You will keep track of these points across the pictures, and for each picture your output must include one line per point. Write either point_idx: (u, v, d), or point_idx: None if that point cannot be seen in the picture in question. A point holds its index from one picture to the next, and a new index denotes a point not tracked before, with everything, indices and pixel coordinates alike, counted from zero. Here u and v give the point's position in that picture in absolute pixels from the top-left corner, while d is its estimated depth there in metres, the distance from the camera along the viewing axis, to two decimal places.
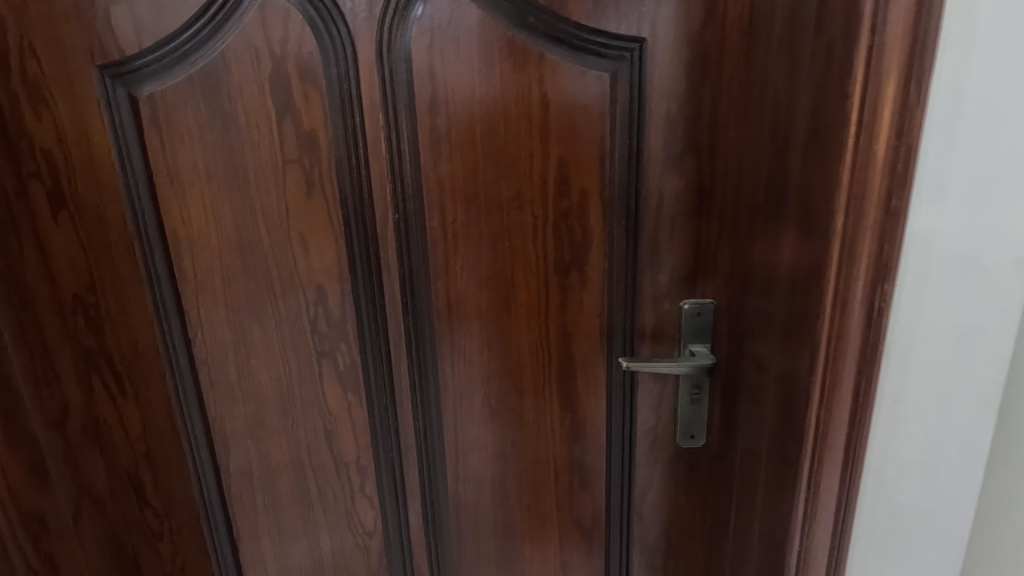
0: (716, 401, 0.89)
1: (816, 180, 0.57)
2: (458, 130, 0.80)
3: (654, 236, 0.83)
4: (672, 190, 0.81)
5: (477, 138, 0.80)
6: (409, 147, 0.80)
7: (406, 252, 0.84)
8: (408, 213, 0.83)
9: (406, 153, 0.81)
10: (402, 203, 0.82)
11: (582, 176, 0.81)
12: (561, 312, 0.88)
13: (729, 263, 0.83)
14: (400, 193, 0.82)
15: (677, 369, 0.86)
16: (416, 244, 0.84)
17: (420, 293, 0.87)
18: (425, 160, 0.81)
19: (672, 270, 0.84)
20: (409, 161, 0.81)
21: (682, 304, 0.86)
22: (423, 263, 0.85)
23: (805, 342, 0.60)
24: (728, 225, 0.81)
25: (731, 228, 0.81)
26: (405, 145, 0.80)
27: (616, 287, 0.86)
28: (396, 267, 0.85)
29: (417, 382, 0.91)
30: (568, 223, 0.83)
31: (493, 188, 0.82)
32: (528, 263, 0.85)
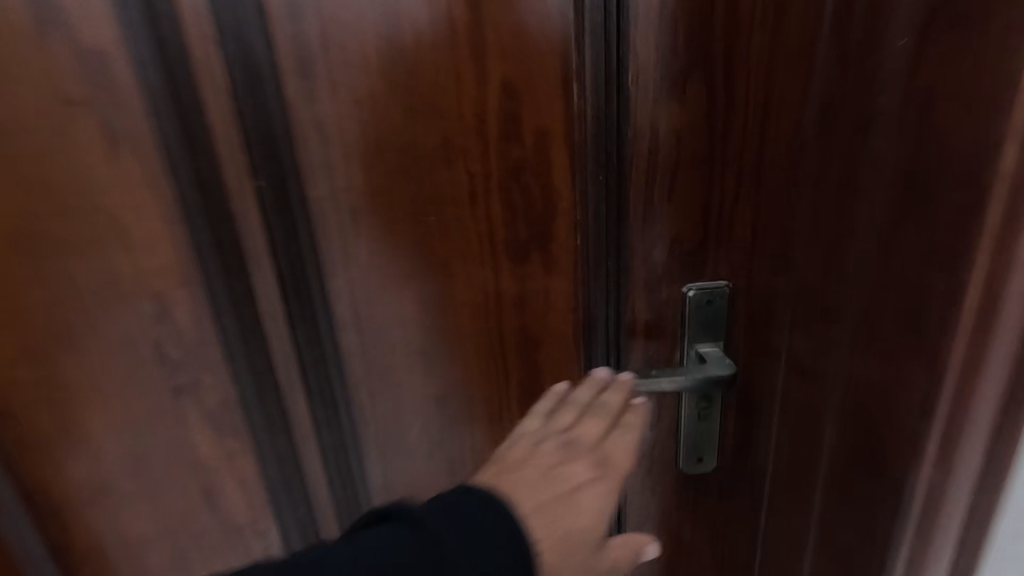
0: (736, 419, 0.66)
1: (958, 105, 0.38)
2: (340, 42, 0.51)
3: (648, 197, 0.57)
4: (669, 128, 0.55)
5: (372, 55, 0.52)
6: (265, 73, 0.51)
7: (284, 237, 0.57)
8: (277, 180, 0.55)
9: (260, 84, 0.51)
10: (266, 164, 0.54)
11: (537, 112, 0.54)
12: (520, 310, 0.62)
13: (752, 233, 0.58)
14: (261, 149, 0.54)
15: (685, 385, 0.62)
16: (299, 224, 0.57)
17: (313, 295, 0.60)
18: (294, 95, 0.52)
19: (671, 244, 0.59)
20: (269, 99, 0.52)
21: (686, 290, 0.61)
22: (311, 253, 0.58)
23: (933, 348, 0.42)
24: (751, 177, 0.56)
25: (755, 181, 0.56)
26: (255, 73, 0.51)
27: (595, 271, 0.61)
28: (271, 260, 0.58)
29: (324, 415, 0.66)
30: (522, 183, 0.57)
31: (406, 137, 0.55)
32: (467, 246, 0.59)
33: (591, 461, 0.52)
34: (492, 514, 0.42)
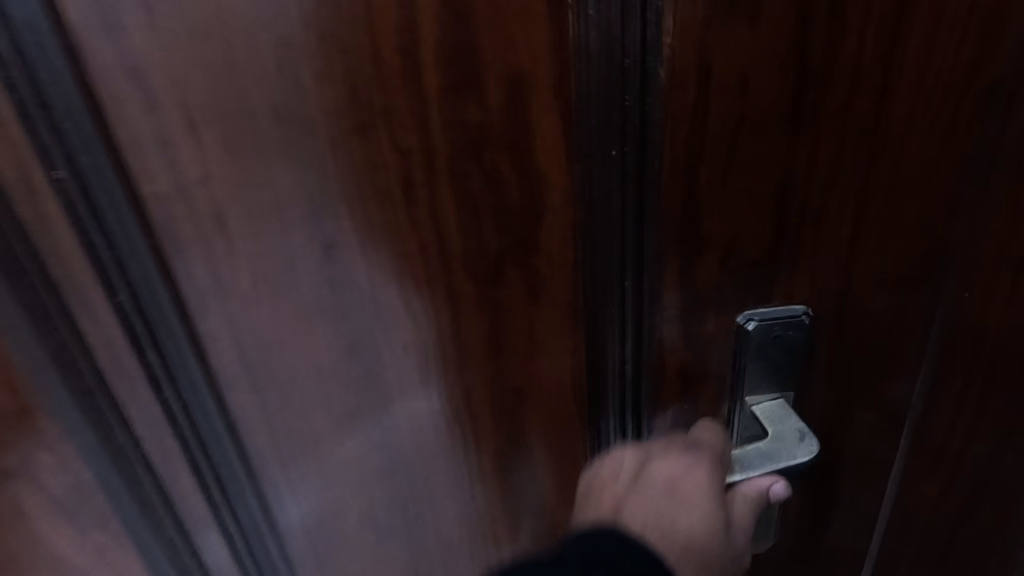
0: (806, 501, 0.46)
1: None
2: None
3: (689, 185, 0.35)
4: (728, 70, 0.32)
5: None
6: None
7: (112, 260, 0.36)
8: (83, 169, 0.33)
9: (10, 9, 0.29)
10: (58, 144, 0.32)
11: (505, 44, 0.32)
12: (494, 354, 0.42)
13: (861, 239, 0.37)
14: (42, 119, 0.32)
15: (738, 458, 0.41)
16: (134, 240, 0.36)
17: (178, 342, 0.40)
18: (75, 26, 0.30)
19: (722, 256, 0.38)
20: (34, 31, 0.30)
21: (742, 323, 0.40)
22: (160, 283, 0.37)
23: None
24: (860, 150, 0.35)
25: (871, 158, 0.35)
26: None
27: (604, 297, 0.40)
28: (102, 294, 0.37)
29: (222, 497, 0.47)
30: (486, 166, 0.35)
31: (287, 93, 0.32)
32: (407, 266, 0.38)
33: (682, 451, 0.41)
34: (627, 547, 0.35)
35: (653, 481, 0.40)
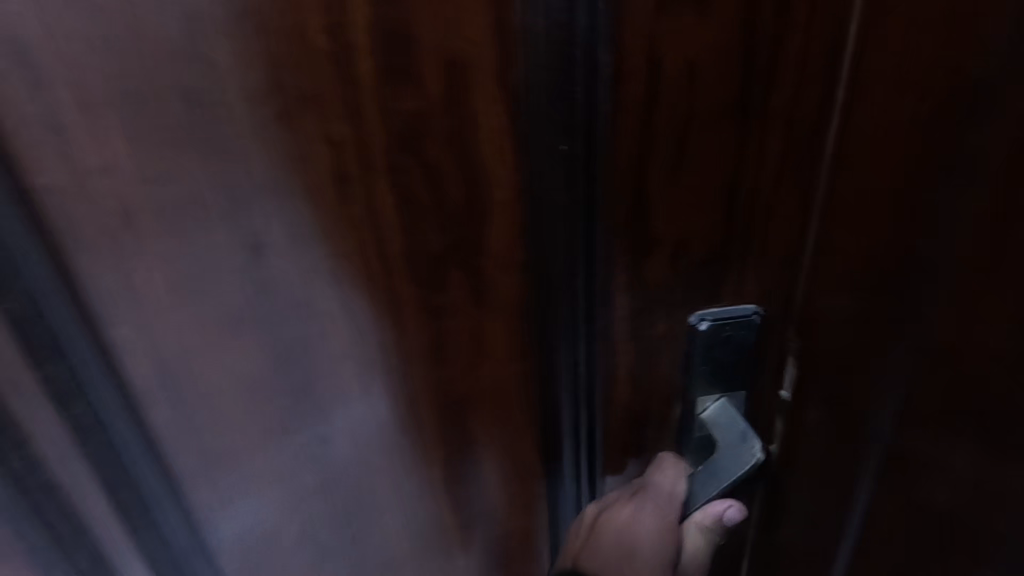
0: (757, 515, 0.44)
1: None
2: None
3: (636, 180, 0.34)
4: (676, 63, 0.31)
5: None
6: None
7: None
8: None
9: None
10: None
11: (443, 27, 0.29)
12: (439, 360, 0.40)
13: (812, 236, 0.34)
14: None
15: (697, 481, 0.42)
16: (23, 241, 0.31)
17: (83, 354, 0.35)
18: None
19: (673, 255, 0.37)
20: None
21: (692, 324, 0.39)
22: (59, 289, 0.33)
23: None
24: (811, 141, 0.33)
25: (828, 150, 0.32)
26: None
27: (554, 297, 0.38)
28: None
29: (142, 523, 0.42)
30: (426, 161, 0.33)
31: (201, 76, 0.29)
32: (342, 266, 0.35)
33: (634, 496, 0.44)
34: None
35: (610, 531, 0.44)
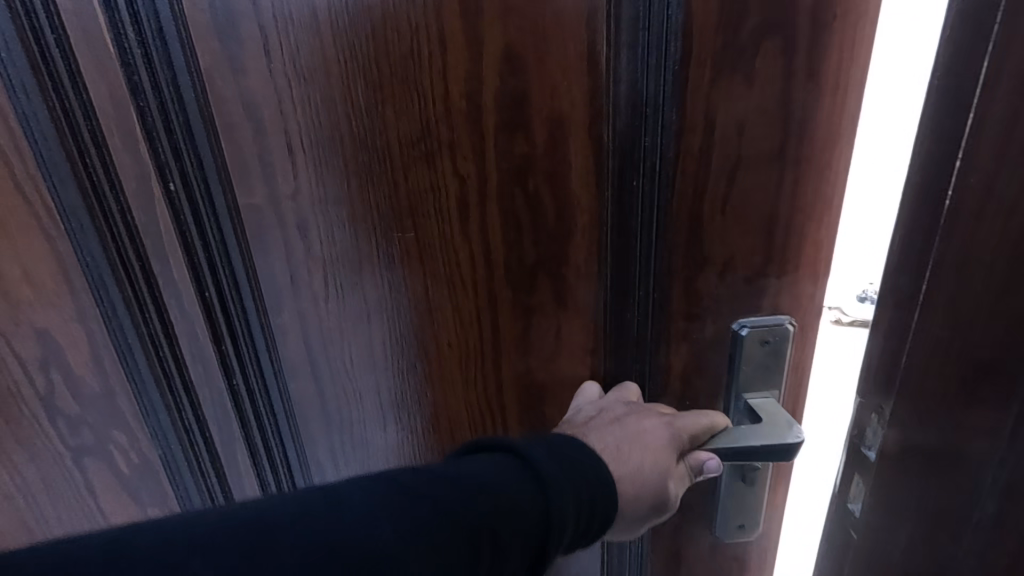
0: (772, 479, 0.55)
1: None
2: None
3: (694, 211, 0.43)
4: (728, 120, 0.40)
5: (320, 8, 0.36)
6: (166, 41, 0.36)
7: (208, 262, 0.43)
8: (194, 180, 0.40)
9: (159, 56, 0.37)
10: (178, 161, 0.39)
11: (551, 93, 0.39)
12: (523, 353, 0.48)
13: (918, 299, 0.33)
14: (170, 140, 0.39)
15: (726, 434, 0.46)
16: (227, 245, 0.42)
17: (253, 336, 0.46)
18: (208, 68, 0.37)
19: (721, 270, 0.45)
20: (175, 68, 0.37)
21: (737, 328, 0.47)
22: (245, 282, 0.44)
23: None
24: (930, 208, 0.32)
25: (944, 219, 0.31)
26: (151, 31, 0.36)
27: (620, 302, 0.47)
28: (193, 290, 0.44)
29: (273, 478, 0.52)
30: (529, 190, 0.42)
31: (372, 127, 0.39)
32: (455, 273, 0.45)
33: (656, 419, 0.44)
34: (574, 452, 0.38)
35: (620, 426, 0.43)
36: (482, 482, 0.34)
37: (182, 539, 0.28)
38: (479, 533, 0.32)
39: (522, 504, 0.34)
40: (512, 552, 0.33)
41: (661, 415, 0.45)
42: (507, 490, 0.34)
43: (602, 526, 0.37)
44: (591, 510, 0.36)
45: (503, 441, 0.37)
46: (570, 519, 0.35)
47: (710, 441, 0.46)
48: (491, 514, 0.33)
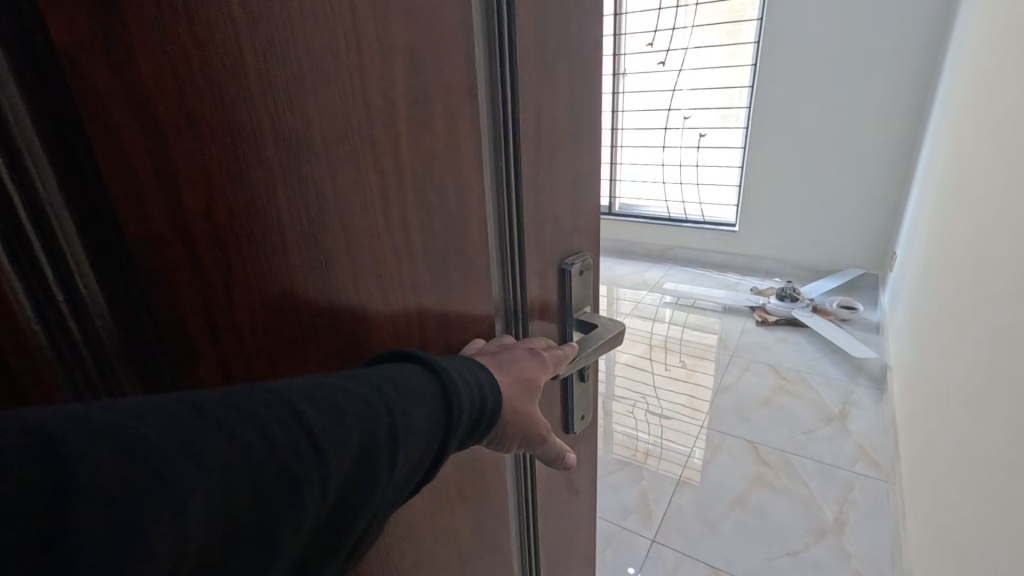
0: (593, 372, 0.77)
1: None
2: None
3: (537, 179, 0.57)
4: (548, 112, 0.55)
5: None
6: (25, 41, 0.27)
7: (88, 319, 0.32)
8: (67, 215, 0.30)
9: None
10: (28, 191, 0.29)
11: (445, 90, 0.45)
12: (444, 332, 0.52)
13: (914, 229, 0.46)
14: (26, 161, 0.28)
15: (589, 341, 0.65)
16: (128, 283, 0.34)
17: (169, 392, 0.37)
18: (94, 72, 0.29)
19: (552, 225, 0.61)
20: (41, 70, 0.28)
21: (565, 265, 0.65)
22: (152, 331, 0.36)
23: None
24: None
25: None
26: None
27: (499, 264, 0.57)
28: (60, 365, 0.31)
29: None
30: (436, 177, 0.47)
31: (298, 124, 0.36)
32: (385, 265, 0.45)
33: (526, 348, 0.52)
34: (462, 359, 0.45)
35: (504, 356, 0.49)
36: (392, 383, 0.39)
37: (127, 437, 0.27)
38: (395, 422, 0.37)
39: (426, 391, 0.40)
40: (420, 440, 0.39)
41: (526, 346, 0.52)
42: (412, 385, 0.40)
43: (486, 426, 0.44)
44: (480, 410, 0.43)
45: (405, 351, 0.42)
46: (465, 407, 0.42)
47: (564, 365, 0.56)
48: (401, 403, 0.38)
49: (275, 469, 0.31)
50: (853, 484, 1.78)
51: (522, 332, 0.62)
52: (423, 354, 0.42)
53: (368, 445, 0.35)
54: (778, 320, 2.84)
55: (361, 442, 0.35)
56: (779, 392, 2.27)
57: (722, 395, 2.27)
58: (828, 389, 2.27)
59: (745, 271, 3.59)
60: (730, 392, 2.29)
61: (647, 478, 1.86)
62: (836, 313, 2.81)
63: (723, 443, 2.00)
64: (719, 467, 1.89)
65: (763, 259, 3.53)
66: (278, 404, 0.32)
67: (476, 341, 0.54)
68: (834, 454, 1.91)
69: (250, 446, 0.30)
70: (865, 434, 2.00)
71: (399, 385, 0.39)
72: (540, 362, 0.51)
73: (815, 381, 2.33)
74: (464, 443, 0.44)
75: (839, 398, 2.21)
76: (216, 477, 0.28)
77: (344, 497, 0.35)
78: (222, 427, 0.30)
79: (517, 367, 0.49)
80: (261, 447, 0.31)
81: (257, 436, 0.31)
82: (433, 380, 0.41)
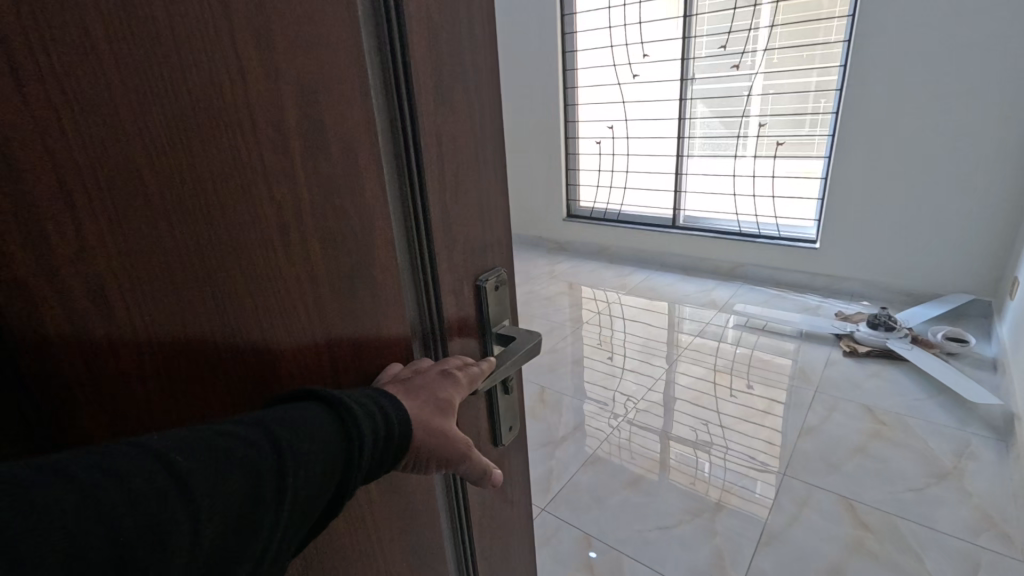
0: (516, 384, 0.79)
1: None
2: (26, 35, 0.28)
3: (443, 201, 0.58)
4: (447, 139, 0.57)
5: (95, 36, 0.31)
6: None
7: None
8: None
9: None
10: None
11: (339, 121, 0.45)
12: (357, 361, 0.52)
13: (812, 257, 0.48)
14: None
15: (508, 353, 0.67)
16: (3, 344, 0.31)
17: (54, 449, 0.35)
18: None
19: (463, 245, 0.63)
20: None
21: (480, 282, 0.66)
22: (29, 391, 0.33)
23: None
24: None
25: None
26: None
27: (410, 287, 0.58)
28: None
29: None
30: (338, 207, 0.47)
31: (178, 160, 0.35)
32: (287, 300, 0.44)
33: (441, 368, 0.53)
34: (368, 391, 0.45)
35: (415, 378, 0.50)
36: (287, 425, 0.38)
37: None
38: (286, 465, 0.37)
39: (324, 429, 0.40)
40: (316, 480, 0.38)
41: (438, 366, 0.53)
42: (310, 424, 0.39)
43: (394, 455, 0.44)
44: (386, 440, 0.43)
45: (305, 390, 0.42)
46: (369, 440, 0.42)
47: (480, 380, 0.57)
48: (296, 445, 0.37)
49: (155, 515, 0.30)
50: (985, 562, 1.51)
51: (440, 352, 0.63)
52: (322, 391, 0.42)
53: (255, 492, 0.35)
54: (869, 350, 2.61)
55: (247, 490, 0.34)
56: (876, 440, 2.03)
57: (803, 438, 2.06)
58: (940, 439, 2.01)
59: (825, 292, 3.31)
60: (813, 434, 2.08)
61: (721, 534, 1.66)
62: (941, 347, 2.56)
63: (814, 498, 1.78)
64: (809, 528, 1.66)
65: (846, 281, 3.24)
66: (156, 463, 0.31)
67: (392, 366, 0.54)
68: (959, 524, 1.64)
69: (120, 512, 0.29)
70: (991, 502, 1.71)
71: (296, 426, 0.38)
72: (454, 380, 0.52)
73: (924, 431, 2.06)
74: (372, 475, 0.44)
75: (953, 451, 1.95)
76: (71, 541, 0.27)
77: (231, 552, 0.33)
78: (88, 497, 0.28)
79: (429, 387, 0.49)
80: (132, 512, 0.29)
81: (129, 502, 0.29)
82: (329, 412, 0.41)
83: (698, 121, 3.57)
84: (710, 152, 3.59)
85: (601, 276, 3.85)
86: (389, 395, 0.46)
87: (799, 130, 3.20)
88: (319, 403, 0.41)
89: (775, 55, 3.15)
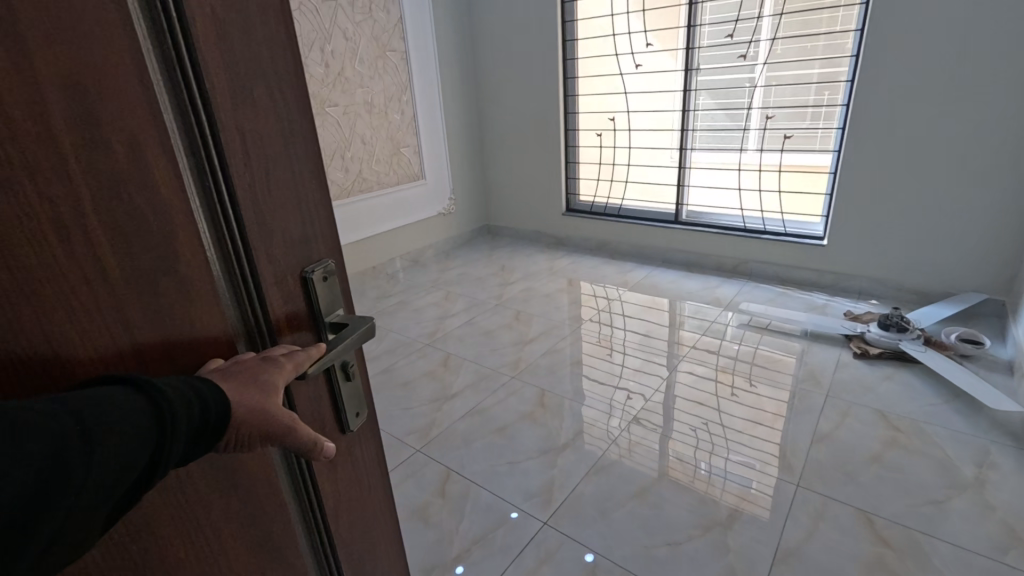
0: (358, 371, 0.82)
1: None
2: None
3: (255, 199, 0.59)
4: (251, 135, 0.57)
5: None
6: None
7: None
8: None
9: None
10: None
11: (117, 116, 0.45)
12: (169, 357, 0.51)
13: None
14: None
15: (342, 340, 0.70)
16: None
17: None
18: None
19: (284, 239, 0.63)
20: None
21: (307, 273, 0.68)
22: None
23: None
24: None
25: None
26: None
27: (226, 283, 0.58)
28: None
29: None
30: (128, 201, 0.46)
31: None
32: (74, 298, 0.43)
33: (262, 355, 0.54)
34: (185, 378, 0.46)
35: (235, 365, 0.51)
36: (93, 406, 0.39)
37: None
38: (91, 444, 0.37)
39: (136, 410, 0.40)
40: (128, 459, 0.40)
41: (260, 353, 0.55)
42: (120, 406, 0.40)
43: (214, 434, 0.46)
44: (204, 421, 0.45)
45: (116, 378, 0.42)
46: (185, 421, 0.43)
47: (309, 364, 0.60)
48: (103, 426, 0.38)
49: None
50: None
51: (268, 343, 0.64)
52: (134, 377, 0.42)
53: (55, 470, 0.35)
54: (880, 349, 2.59)
55: (48, 467, 0.35)
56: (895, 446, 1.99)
57: (827, 445, 2.02)
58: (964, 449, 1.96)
59: (831, 289, 3.30)
60: (834, 439, 2.04)
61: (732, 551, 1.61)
62: (953, 351, 2.54)
63: (830, 512, 1.73)
64: (823, 543, 1.62)
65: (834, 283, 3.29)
66: None
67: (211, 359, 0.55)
68: (969, 541, 1.60)
69: None
70: (1014, 512, 1.68)
71: (104, 408, 0.39)
72: (278, 365, 0.54)
73: (939, 437, 2.03)
74: (192, 454, 0.45)
75: (974, 459, 1.91)
76: None
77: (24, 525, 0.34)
78: None
79: (251, 373, 0.51)
80: None
81: None
82: (141, 395, 0.41)
83: (697, 113, 3.57)
84: (715, 143, 3.59)
85: (570, 272, 3.90)
86: (207, 380, 0.47)
87: (805, 121, 3.21)
88: (130, 387, 0.41)
89: (778, 46, 3.15)
